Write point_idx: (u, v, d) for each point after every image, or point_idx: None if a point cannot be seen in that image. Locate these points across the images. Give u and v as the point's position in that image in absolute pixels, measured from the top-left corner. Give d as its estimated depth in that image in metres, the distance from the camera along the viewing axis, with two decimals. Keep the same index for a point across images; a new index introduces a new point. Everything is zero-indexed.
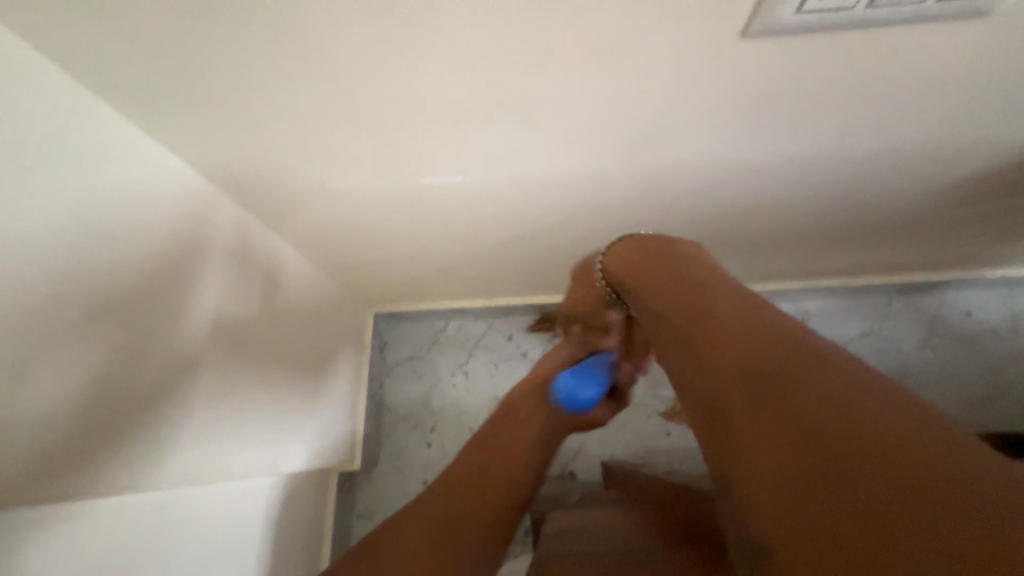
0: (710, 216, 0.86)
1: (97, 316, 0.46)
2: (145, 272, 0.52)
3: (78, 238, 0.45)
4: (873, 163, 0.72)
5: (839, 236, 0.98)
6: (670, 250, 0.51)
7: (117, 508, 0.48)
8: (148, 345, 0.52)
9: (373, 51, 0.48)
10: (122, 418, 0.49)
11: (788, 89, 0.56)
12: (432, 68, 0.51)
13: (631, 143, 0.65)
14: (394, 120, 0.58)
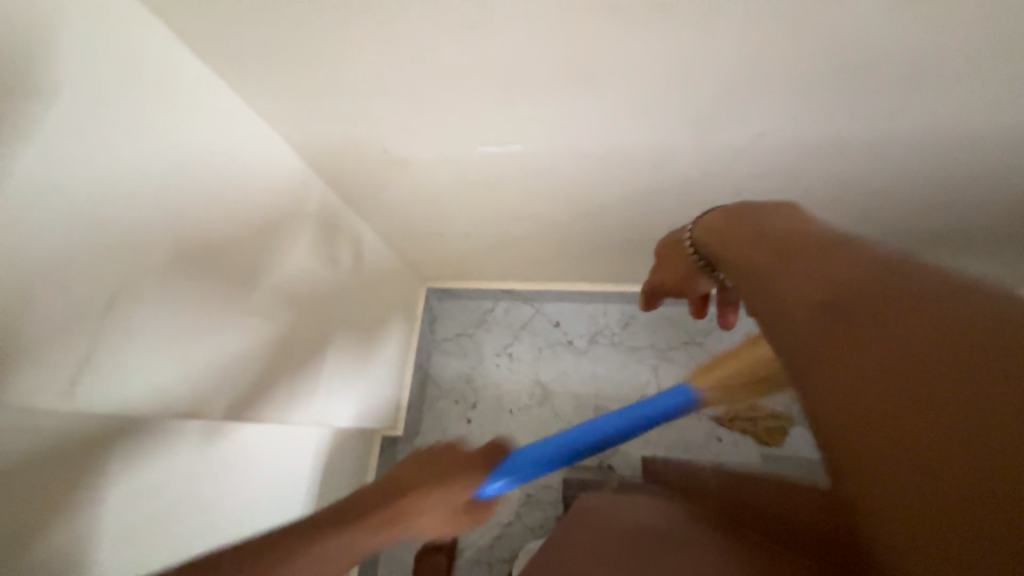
0: (822, 210, 0.69)
1: (189, 254, 0.50)
2: (213, 227, 0.53)
3: (149, 194, 0.45)
4: (1006, 154, 0.53)
5: (967, 243, 0.76)
6: (755, 211, 0.37)
7: (163, 444, 0.50)
8: (215, 298, 0.53)
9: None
10: (210, 350, 0.53)
11: (924, 51, 0.41)
12: (459, 17, 0.43)
13: (760, 100, 0.49)
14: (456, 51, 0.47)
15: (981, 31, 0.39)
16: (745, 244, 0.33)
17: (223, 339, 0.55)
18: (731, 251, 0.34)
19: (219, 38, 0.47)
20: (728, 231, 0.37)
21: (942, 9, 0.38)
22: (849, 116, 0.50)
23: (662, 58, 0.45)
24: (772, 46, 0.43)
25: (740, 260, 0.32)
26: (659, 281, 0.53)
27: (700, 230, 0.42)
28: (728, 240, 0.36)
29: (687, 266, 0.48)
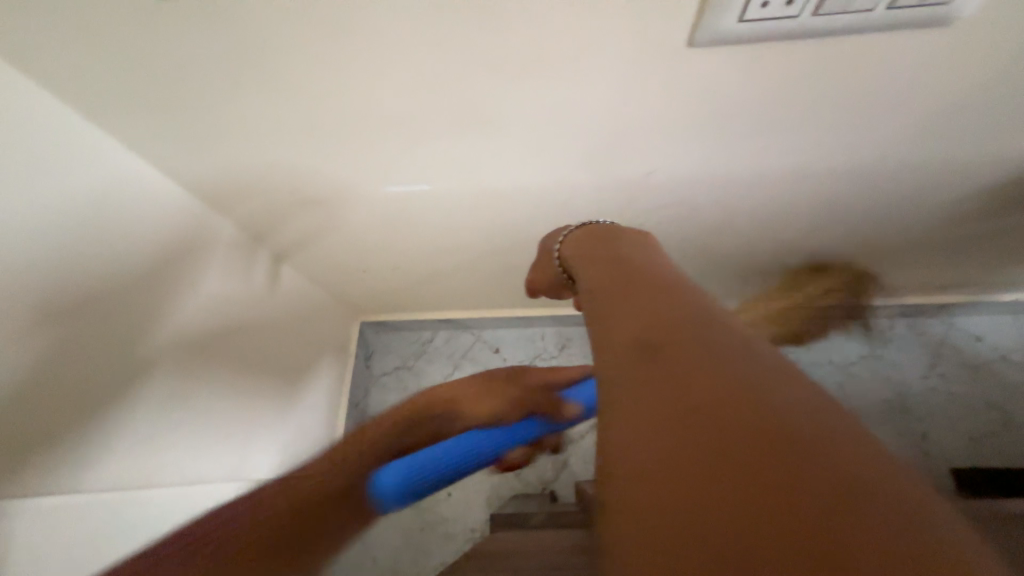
0: (721, 235, 0.75)
1: (67, 306, 0.46)
2: (97, 279, 0.49)
3: (17, 253, 0.42)
4: (856, 181, 0.61)
5: (847, 256, 0.85)
6: (627, 247, 0.42)
7: (56, 514, 0.45)
8: (98, 356, 0.49)
9: (312, 46, 0.42)
10: (91, 411, 0.49)
11: (772, 101, 0.47)
12: (349, 66, 0.44)
13: (647, 139, 0.53)
14: (352, 91, 0.47)
15: (818, 79, 0.44)
16: (600, 270, 0.40)
17: (107, 397, 0.50)
18: (588, 268, 0.42)
19: (86, 79, 0.45)
20: (590, 250, 0.44)
21: (780, 64, 0.43)
22: (727, 151, 0.55)
23: (552, 102, 0.48)
24: (648, 92, 0.46)
25: (597, 280, 0.39)
26: (534, 283, 0.57)
27: (574, 250, 0.47)
28: (596, 260, 0.42)
29: (557, 279, 0.52)
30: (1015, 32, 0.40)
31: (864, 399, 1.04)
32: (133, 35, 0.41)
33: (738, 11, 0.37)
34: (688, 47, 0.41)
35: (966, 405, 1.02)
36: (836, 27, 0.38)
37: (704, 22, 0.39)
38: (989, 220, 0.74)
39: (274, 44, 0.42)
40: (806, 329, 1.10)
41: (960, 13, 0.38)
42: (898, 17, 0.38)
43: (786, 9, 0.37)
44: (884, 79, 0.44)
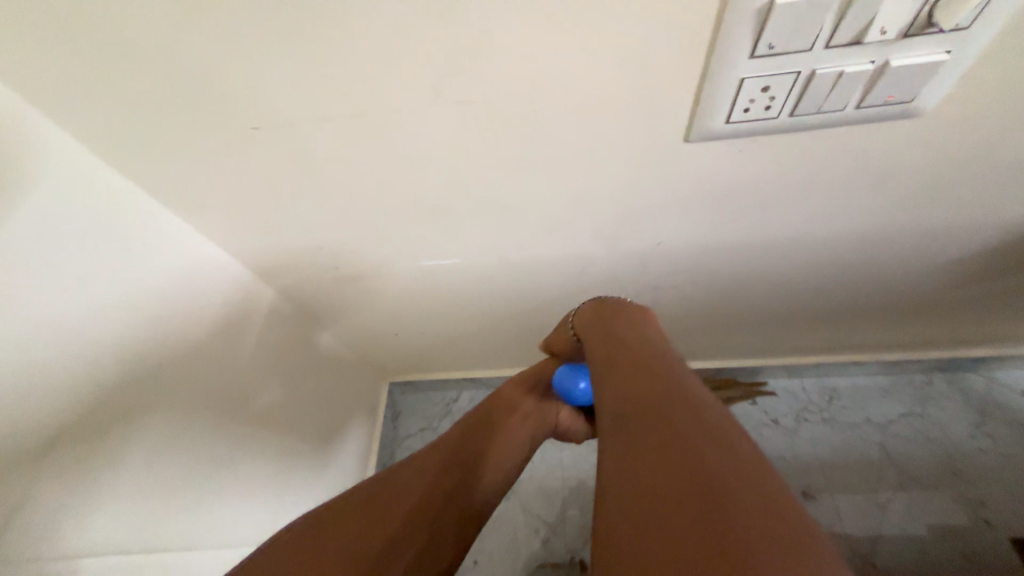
0: (736, 298, 0.78)
1: (125, 381, 0.52)
2: (154, 358, 0.55)
3: (96, 339, 0.49)
4: (859, 244, 0.64)
5: (866, 313, 0.86)
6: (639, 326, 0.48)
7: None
8: (144, 428, 0.54)
9: (355, 157, 0.50)
10: (132, 481, 0.53)
11: (765, 183, 0.52)
12: (386, 168, 0.52)
13: (656, 213, 0.58)
14: (390, 188, 0.55)
15: (809, 162, 0.48)
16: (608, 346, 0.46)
17: (146, 467, 0.54)
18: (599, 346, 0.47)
19: (174, 187, 0.53)
20: (591, 334, 0.51)
21: (766, 155, 0.48)
22: (731, 222, 0.59)
23: (565, 187, 0.54)
24: (652, 176, 0.52)
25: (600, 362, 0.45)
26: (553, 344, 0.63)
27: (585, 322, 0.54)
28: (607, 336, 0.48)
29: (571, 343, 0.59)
30: (985, 118, 0.43)
31: (908, 461, 0.99)
32: (215, 156, 0.49)
33: (721, 115, 0.42)
34: (684, 142, 0.47)
35: (1019, 465, 0.96)
36: (816, 122, 0.43)
37: (694, 123, 0.44)
38: (1009, 276, 0.74)
39: (324, 155, 0.50)
40: (835, 385, 1.08)
41: (925, 106, 0.41)
42: (866, 112, 0.42)
43: (763, 112, 0.42)
44: (872, 159, 0.48)
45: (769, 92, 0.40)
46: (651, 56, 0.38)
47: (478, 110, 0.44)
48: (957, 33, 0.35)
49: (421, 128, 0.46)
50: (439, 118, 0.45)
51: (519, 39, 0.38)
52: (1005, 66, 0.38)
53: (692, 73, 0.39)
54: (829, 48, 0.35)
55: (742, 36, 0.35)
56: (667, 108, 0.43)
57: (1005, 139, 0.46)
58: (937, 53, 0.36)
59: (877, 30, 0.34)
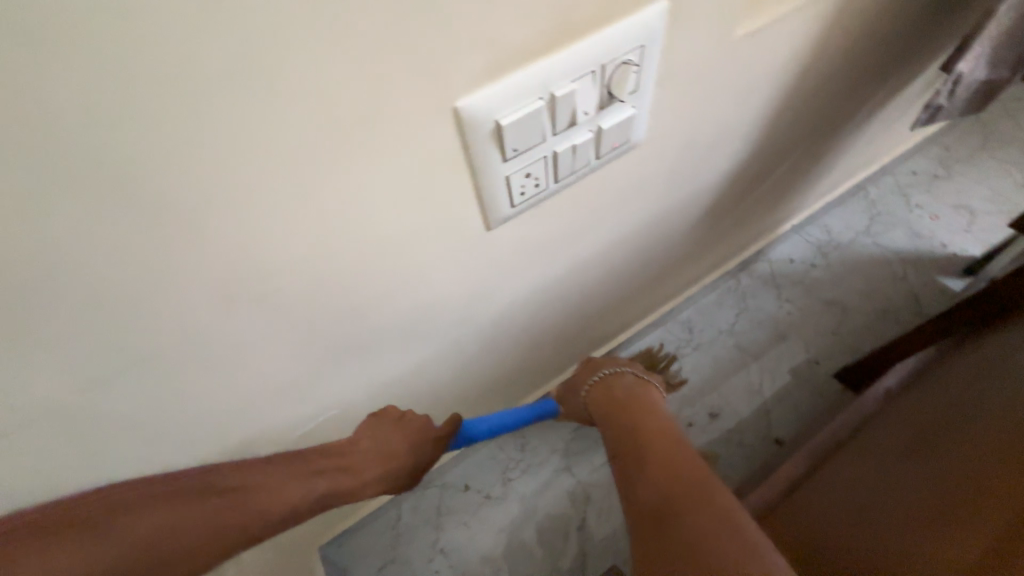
0: (591, 299, 0.87)
1: None
2: None
3: None
4: (652, 228, 0.76)
5: (683, 261, 1.02)
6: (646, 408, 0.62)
7: None
8: None
9: (153, 405, 0.41)
10: None
11: (562, 228, 0.59)
12: (197, 393, 0.44)
13: (498, 282, 0.61)
14: (212, 404, 0.47)
15: (590, 199, 0.56)
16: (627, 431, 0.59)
17: None
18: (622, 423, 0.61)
19: None
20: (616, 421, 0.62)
21: (550, 213, 0.54)
22: (561, 258, 0.66)
23: (407, 303, 0.53)
24: (479, 261, 0.54)
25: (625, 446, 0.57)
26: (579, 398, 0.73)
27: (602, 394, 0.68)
28: (627, 417, 0.61)
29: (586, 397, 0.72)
30: (678, 125, 0.54)
31: (759, 348, 1.24)
32: None
33: (506, 203, 0.46)
34: (488, 231, 0.50)
35: (814, 312, 1.27)
36: (576, 178, 0.50)
37: (486, 216, 0.47)
38: (753, 197, 0.95)
39: (123, 422, 0.41)
40: (687, 317, 1.28)
41: (640, 136, 0.51)
42: (607, 157, 0.50)
43: (537, 190, 0.47)
44: (633, 178, 0.58)
45: (532, 177, 0.45)
46: (420, 185, 0.40)
47: (276, 297, 0.41)
48: (632, 95, 0.44)
49: (218, 343, 0.41)
50: (237, 324, 0.40)
51: (276, 227, 0.35)
52: (664, 95, 0.48)
53: (463, 184, 0.42)
54: (556, 134, 0.42)
55: (488, 150, 0.39)
56: (454, 214, 0.45)
57: (697, 132, 0.58)
58: (627, 111, 0.45)
59: (582, 113, 0.41)
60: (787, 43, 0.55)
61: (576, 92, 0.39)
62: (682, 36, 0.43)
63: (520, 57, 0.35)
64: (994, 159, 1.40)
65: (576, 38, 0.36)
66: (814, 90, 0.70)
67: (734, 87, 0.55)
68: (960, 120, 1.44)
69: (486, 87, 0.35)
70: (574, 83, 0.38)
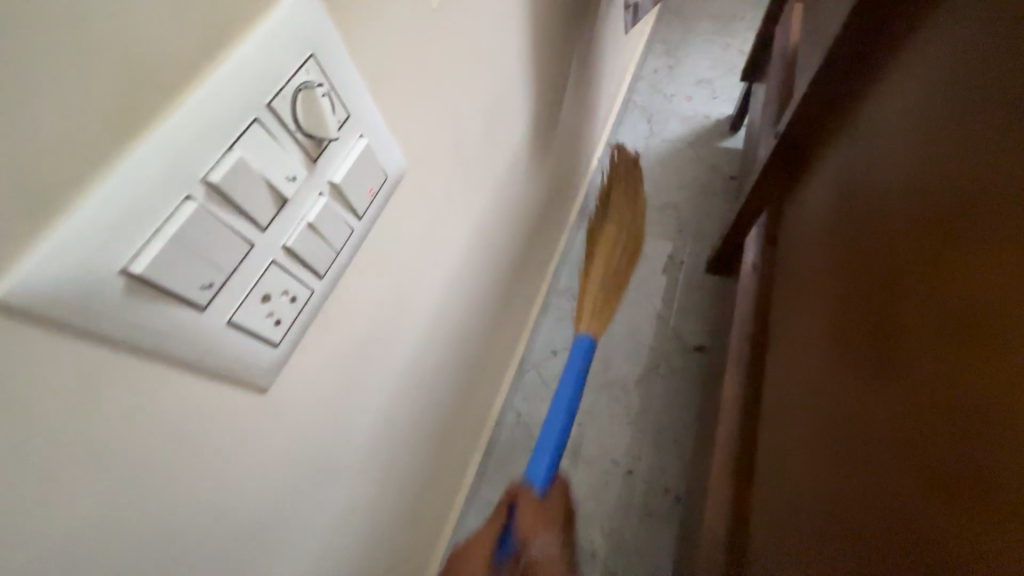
0: (473, 340, 0.74)
1: None
2: None
3: None
4: (483, 237, 0.65)
5: (533, 244, 0.96)
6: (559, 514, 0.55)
7: None
8: None
9: None
10: None
11: (379, 309, 0.43)
12: None
13: (335, 420, 0.43)
14: None
15: (383, 261, 0.41)
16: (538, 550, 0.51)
17: None
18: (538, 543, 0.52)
19: None
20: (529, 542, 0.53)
21: (342, 308, 0.38)
22: (405, 333, 0.50)
23: (196, 559, 0.32)
24: (277, 424, 0.36)
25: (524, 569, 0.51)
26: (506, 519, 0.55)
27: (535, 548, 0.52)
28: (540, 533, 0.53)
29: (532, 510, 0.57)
30: (433, 125, 0.43)
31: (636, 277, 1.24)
32: None
33: (264, 349, 0.30)
34: (266, 389, 0.33)
35: (659, 219, 1.32)
36: (351, 258, 0.35)
37: (248, 382, 0.30)
38: (555, 152, 0.91)
39: None
40: (565, 286, 1.25)
41: (402, 166, 0.38)
42: (375, 212, 0.36)
43: (300, 305, 0.32)
44: (423, 206, 0.45)
45: (278, 296, 0.29)
46: (57, 432, 0.21)
47: None
48: (349, 123, 0.31)
49: None
50: None
51: None
52: (389, 102, 0.36)
53: (154, 374, 0.25)
54: (265, 225, 0.27)
55: (150, 309, 0.22)
56: (184, 413, 0.27)
57: (460, 119, 0.47)
58: (356, 145, 0.32)
59: (285, 182, 0.27)
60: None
61: (248, 159, 0.24)
62: (367, 26, 0.31)
63: (91, 155, 0.19)
64: (702, 34, 1.62)
65: (190, 86, 0.21)
66: (547, 30, 0.65)
67: (468, 58, 0.45)
68: (663, 18, 1.66)
69: (52, 230, 0.18)
70: (237, 147, 0.24)
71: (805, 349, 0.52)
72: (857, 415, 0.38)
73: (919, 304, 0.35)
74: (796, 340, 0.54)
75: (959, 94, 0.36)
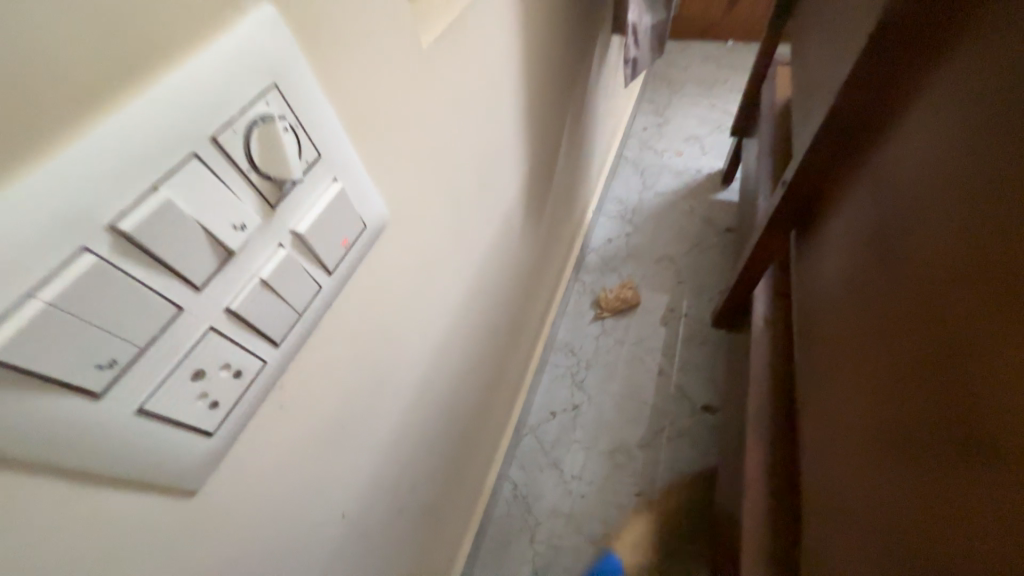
0: (465, 405, 0.66)
1: None
2: None
3: None
4: (477, 292, 0.60)
5: (529, 298, 0.91)
6: None
7: None
8: None
9: None
10: None
11: (354, 378, 0.37)
12: None
13: (294, 520, 0.35)
14: None
15: (360, 323, 0.36)
16: None
17: None
18: None
19: None
20: None
21: (306, 378, 0.31)
22: (385, 404, 0.43)
23: None
24: (213, 535, 0.28)
25: None
26: None
27: None
28: None
29: None
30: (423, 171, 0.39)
31: (636, 331, 1.19)
32: None
33: (193, 440, 0.24)
34: (195, 489, 0.25)
35: (657, 271, 1.29)
36: (319, 318, 0.30)
37: (169, 484, 0.24)
38: (551, 204, 0.89)
39: None
40: (563, 341, 1.19)
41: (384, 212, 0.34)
42: (351, 264, 0.32)
43: (247, 381, 0.25)
44: (411, 259, 0.41)
45: (218, 372, 0.23)
46: None
47: None
48: (319, 166, 0.26)
49: None
50: None
51: None
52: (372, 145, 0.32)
53: (18, 492, 0.18)
54: (201, 284, 0.21)
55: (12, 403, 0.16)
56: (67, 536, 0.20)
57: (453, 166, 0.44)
58: (327, 191, 0.27)
59: (232, 232, 0.22)
60: (491, 44, 0.46)
61: (180, 201, 0.19)
62: (349, 61, 0.28)
63: None
64: (688, 97, 1.69)
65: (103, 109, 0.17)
66: (543, 84, 0.64)
67: (460, 109, 0.43)
68: (650, 83, 1.74)
69: None
70: (164, 189, 0.19)
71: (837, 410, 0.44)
72: (897, 459, 0.34)
73: (952, 329, 0.32)
74: (826, 400, 0.47)
75: (963, 115, 0.35)
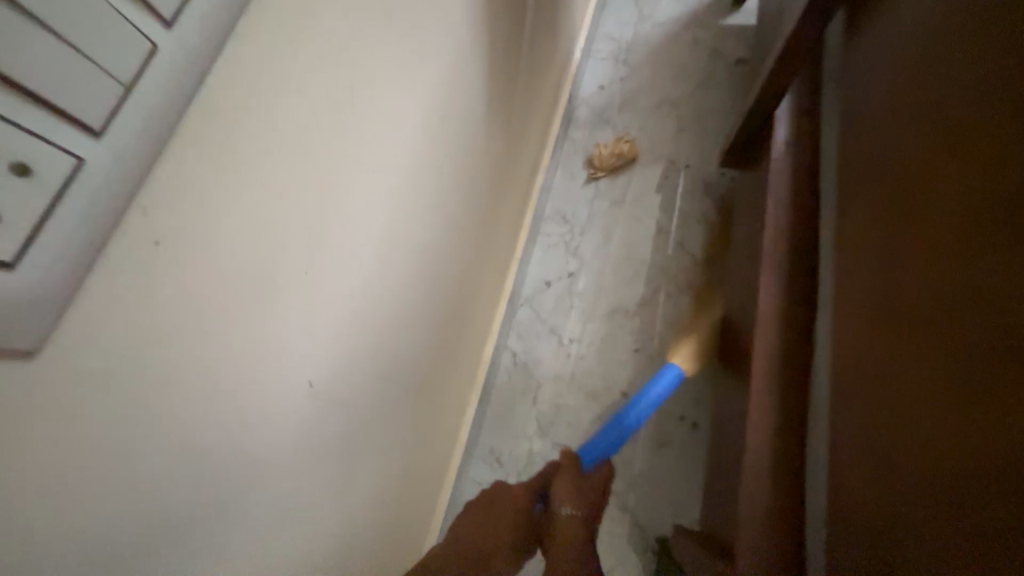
0: (446, 272, 0.59)
1: None
2: None
3: None
4: (437, 129, 0.48)
5: (509, 154, 0.78)
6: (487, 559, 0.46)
7: None
8: None
9: None
10: None
11: (264, 211, 0.28)
12: None
13: (241, 388, 0.29)
14: None
15: (253, 133, 0.26)
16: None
17: None
18: None
19: None
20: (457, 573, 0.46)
21: (178, 202, 0.23)
22: (330, 256, 0.35)
23: None
24: (108, 405, 0.22)
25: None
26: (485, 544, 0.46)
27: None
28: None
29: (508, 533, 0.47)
30: None
31: (632, 190, 1.08)
32: None
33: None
34: (32, 350, 0.18)
35: (655, 120, 1.14)
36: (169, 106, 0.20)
37: None
38: (525, 29, 0.71)
39: None
40: (553, 209, 1.09)
41: None
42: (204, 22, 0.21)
43: (47, 184, 0.17)
44: (317, 47, 0.29)
45: None
46: None
47: None
48: None
49: None
50: None
51: None
52: None
53: None
54: None
55: None
56: None
57: None
58: None
59: None
60: None
61: None
62: None
63: None
64: None
65: None
66: None
67: None
68: None
69: None
70: None
71: (905, 246, 0.38)
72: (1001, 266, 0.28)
73: None
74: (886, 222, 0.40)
75: None
